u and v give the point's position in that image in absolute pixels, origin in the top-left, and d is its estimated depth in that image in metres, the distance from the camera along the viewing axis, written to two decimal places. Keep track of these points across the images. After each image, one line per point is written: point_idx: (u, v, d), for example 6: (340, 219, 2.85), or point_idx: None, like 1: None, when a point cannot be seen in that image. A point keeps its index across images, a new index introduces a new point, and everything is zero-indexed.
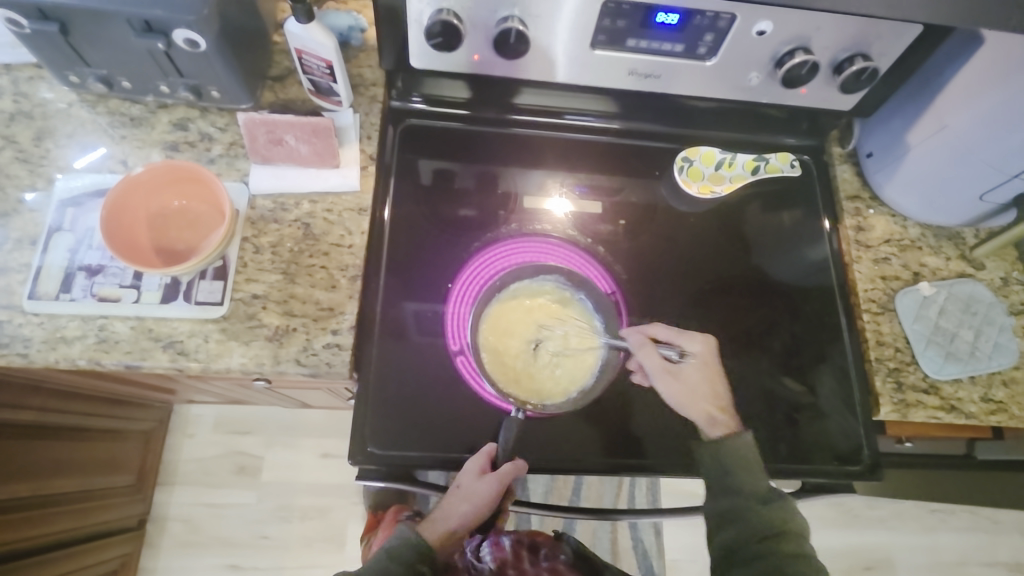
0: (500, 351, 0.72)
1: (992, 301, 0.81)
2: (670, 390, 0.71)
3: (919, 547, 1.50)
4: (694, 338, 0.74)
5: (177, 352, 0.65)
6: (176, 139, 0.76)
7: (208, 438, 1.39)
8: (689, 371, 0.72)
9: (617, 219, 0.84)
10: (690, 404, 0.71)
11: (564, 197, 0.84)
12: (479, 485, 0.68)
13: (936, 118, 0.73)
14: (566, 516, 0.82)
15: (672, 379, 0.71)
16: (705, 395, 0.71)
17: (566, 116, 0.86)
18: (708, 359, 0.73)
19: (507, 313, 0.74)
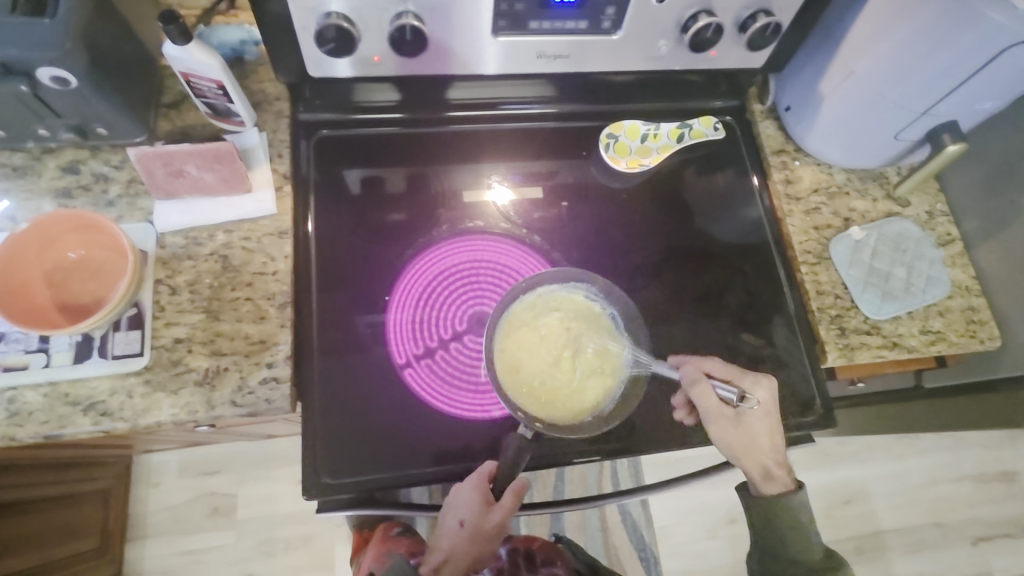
0: (516, 362, 0.69)
1: (919, 237, 0.84)
2: (724, 436, 0.67)
3: (890, 474, 1.56)
4: (762, 385, 0.68)
5: (100, 413, 0.61)
6: (68, 185, 0.70)
7: (175, 484, 1.33)
8: (755, 421, 0.68)
9: (560, 202, 0.83)
10: (744, 455, 0.68)
11: (505, 186, 0.83)
12: (482, 519, 0.66)
13: (844, 65, 0.74)
14: (552, 510, 0.80)
15: (728, 427, 0.67)
16: (766, 449, 0.68)
17: (506, 106, 0.83)
18: (772, 408, 0.68)
19: (528, 320, 0.71)
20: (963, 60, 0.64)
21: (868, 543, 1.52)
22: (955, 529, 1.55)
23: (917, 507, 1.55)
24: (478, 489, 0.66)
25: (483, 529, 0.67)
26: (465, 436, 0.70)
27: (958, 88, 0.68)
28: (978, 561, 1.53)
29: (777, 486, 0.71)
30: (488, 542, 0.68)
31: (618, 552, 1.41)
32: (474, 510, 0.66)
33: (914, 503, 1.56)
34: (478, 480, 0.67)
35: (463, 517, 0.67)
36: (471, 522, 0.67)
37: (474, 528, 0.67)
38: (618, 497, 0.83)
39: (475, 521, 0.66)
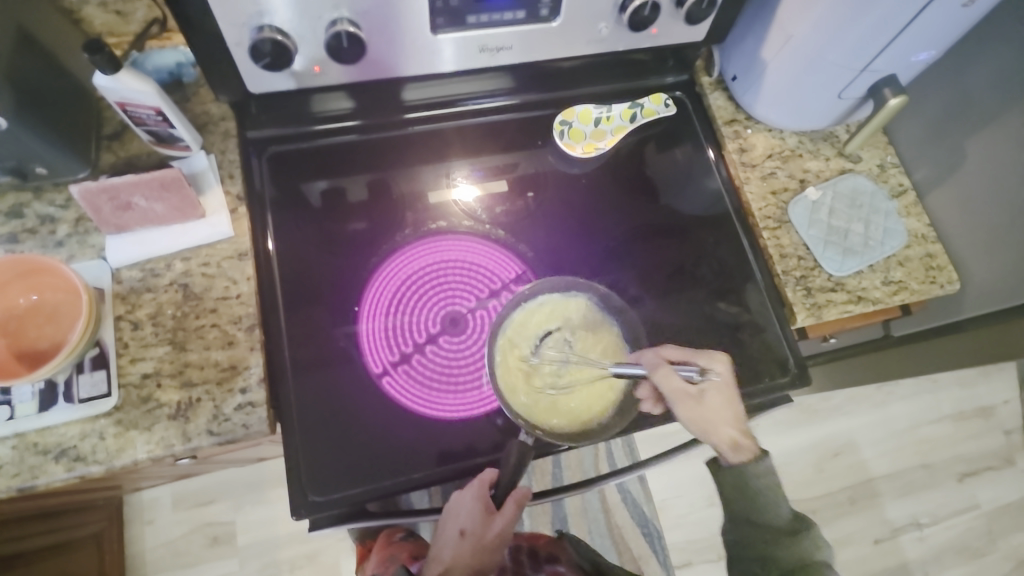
0: (516, 368, 0.71)
1: (873, 190, 0.86)
2: (687, 413, 0.66)
3: (874, 422, 1.60)
4: (716, 357, 0.68)
5: (73, 459, 0.60)
6: (14, 230, 0.68)
7: (170, 519, 1.31)
8: (710, 397, 0.67)
9: (524, 193, 0.83)
10: (708, 430, 0.67)
11: (467, 183, 0.82)
12: (483, 527, 0.67)
13: (782, 30, 0.74)
14: (553, 499, 0.81)
15: (693, 404, 0.66)
16: (728, 421, 0.67)
17: (465, 103, 0.83)
18: (729, 381, 0.68)
19: (528, 325, 0.73)
20: (893, 15, 0.66)
21: (860, 492, 1.56)
22: (942, 468, 1.60)
23: (903, 451, 1.60)
24: (477, 497, 0.67)
25: (483, 540, 0.68)
26: (450, 438, 0.70)
27: (893, 41, 0.69)
28: (966, 496, 1.59)
29: (742, 454, 0.69)
30: (488, 557, 0.68)
31: (621, 530, 1.42)
32: (475, 517, 0.67)
33: (900, 448, 1.60)
34: (478, 489, 0.68)
35: (464, 525, 0.68)
36: (472, 531, 0.68)
37: (474, 537, 0.68)
38: (615, 476, 0.82)
39: (476, 529, 0.68)
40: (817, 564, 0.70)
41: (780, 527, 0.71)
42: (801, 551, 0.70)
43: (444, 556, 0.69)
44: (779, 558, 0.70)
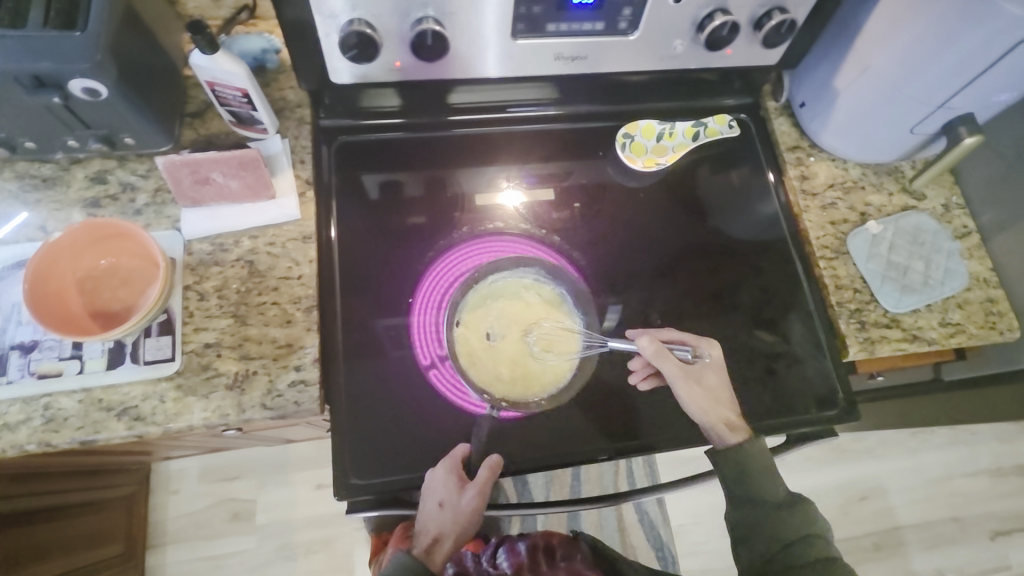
0: (476, 349, 0.73)
1: (936, 230, 0.84)
2: (687, 392, 0.70)
3: (906, 469, 1.55)
4: (712, 342, 0.74)
5: (133, 418, 0.62)
6: (96, 195, 0.71)
7: (194, 490, 1.34)
8: (708, 374, 0.72)
9: (572, 203, 0.84)
10: (708, 409, 0.70)
11: (514, 189, 0.83)
12: (460, 500, 0.67)
13: (859, 60, 0.74)
14: (570, 510, 0.78)
15: (691, 383, 0.71)
16: (725, 400, 0.71)
17: (510, 109, 0.84)
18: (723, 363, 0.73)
19: (483, 308, 0.75)
20: (979, 52, 0.64)
21: (885, 539, 1.51)
22: (974, 524, 1.54)
23: (934, 502, 1.55)
24: (450, 472, 0.68)
25: (462, 509, 0.68)
26: (491, 436, 0.71)
27: (976, 80, 0.67)
28: (997, 555, 1.52)
29: (735, 435, 0.70)
30: (471, 518, 0.69)
31: (635, 551, 1.40)
32: (451, 489, 0.67)
33: (931, 498, 1.55)
34: (450, 465, 0.68)
35: (443, 499, 0.67)
36: (451, 504, 0.67)
37: (453, 509, 0.67)
38: (637, 495, 0.81)
39: (454, 502, 0.67)
40: (814, 536, 0.68)
41: (777, 500, 0.69)
42: (794, 529, 0.68)
43: (430, 526, 0.70)
44: (774, 537, 0.68)
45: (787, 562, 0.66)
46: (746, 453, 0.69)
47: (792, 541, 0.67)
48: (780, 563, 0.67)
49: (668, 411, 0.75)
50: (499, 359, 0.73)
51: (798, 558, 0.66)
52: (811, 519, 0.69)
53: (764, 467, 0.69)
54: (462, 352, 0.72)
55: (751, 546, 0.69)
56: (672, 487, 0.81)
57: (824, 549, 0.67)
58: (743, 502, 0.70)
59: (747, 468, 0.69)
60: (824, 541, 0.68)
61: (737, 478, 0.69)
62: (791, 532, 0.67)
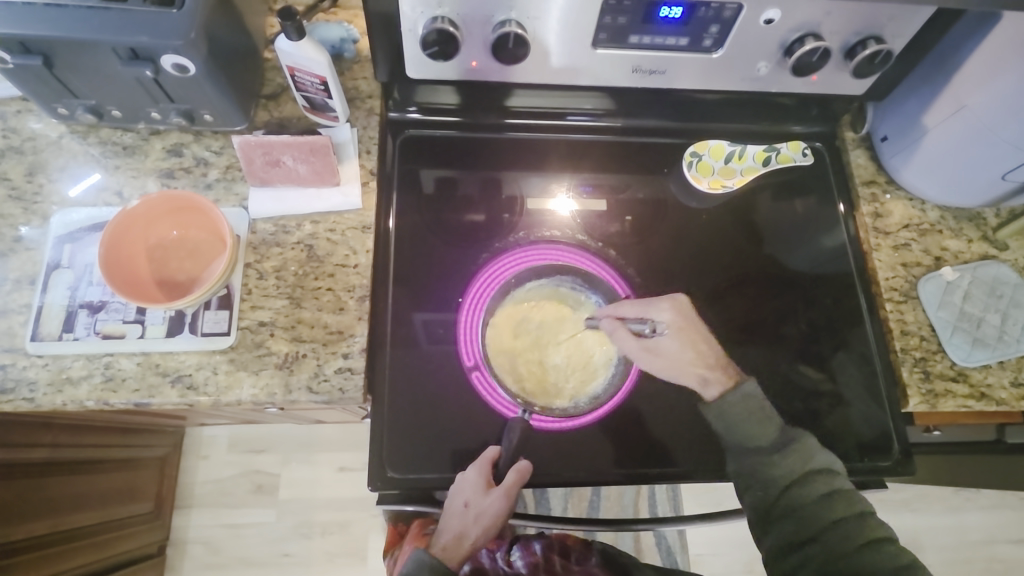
0: (509, 350, 0.73)
1: (1018, 283, 0.78)
2: (651, 367, 0.72)
3: (944, 528, 1.47)
4: (663, 306, 0.73)
5: (186, 386, 0.64)
6: (171, 166, 0.73)
7: (223, 458, 1.37)
8: (666, 343, 0.72)
9: (622, 216, 0.82)
10: (676, 374, 0.72)
11: (568, 197, 0.82)
12: (486, 502, 0.67)
13: (954, 99, 0.70)
14: (583, 529, 0.76)
15: (653, 356, 0.72)
16: (691, 360, 0.71)
17: (567, 117, 0.83)
18: (681, 323, 0.72)
19: (518, 311, 0.75)
20: None
21: None
22: None
23: (972, 564, 1.46)
24: (482, 473, 0.68)
25: (486, 511, 0.68)
26: (529, 446, 0.70)
27: None
28: None
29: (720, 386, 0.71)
30: (493, 521, 0.69)
31: None
32: (478, 490, 0.67)
33: (969, 561, 1.46)
34: (482, 466, 0.68)
35: (469, 499, 0.68)
36: (477, 505, 0.68)
37: (478, 510, 0.68)
38: (663, 523, 0.78)
39: (480, 504, 0.68)
40: (812, 474, 0.66)
41: (769, 444, 0.68)
42: (791, 468, 0.67)
43: (451, 526, 0.70)
44: (774, 480, 0.67)
45: (789, 502, 0.66)
46: (727, 406, 0.70)
47: (789, 481, 0.67)
48: (784, 507, 0.66)
49: (710, 440, 0.73)
50: (529, 361, 0.73)
51: (800, 497, 0.66)
52: (808, 456, 0.67)
53: (753, 412, 0.69)
54: (497, 354, 0.73)
55: (753, 491, 0.68)
56: (695, 521, 0.78)
57: (828, 481, 0.66)
58: (738, 450, 0.70)
59: (727, 416, 0.70)
60: (828, 474, 0.66)
61: (726, 428, 0.70)
62: (787, 471, 0.67)
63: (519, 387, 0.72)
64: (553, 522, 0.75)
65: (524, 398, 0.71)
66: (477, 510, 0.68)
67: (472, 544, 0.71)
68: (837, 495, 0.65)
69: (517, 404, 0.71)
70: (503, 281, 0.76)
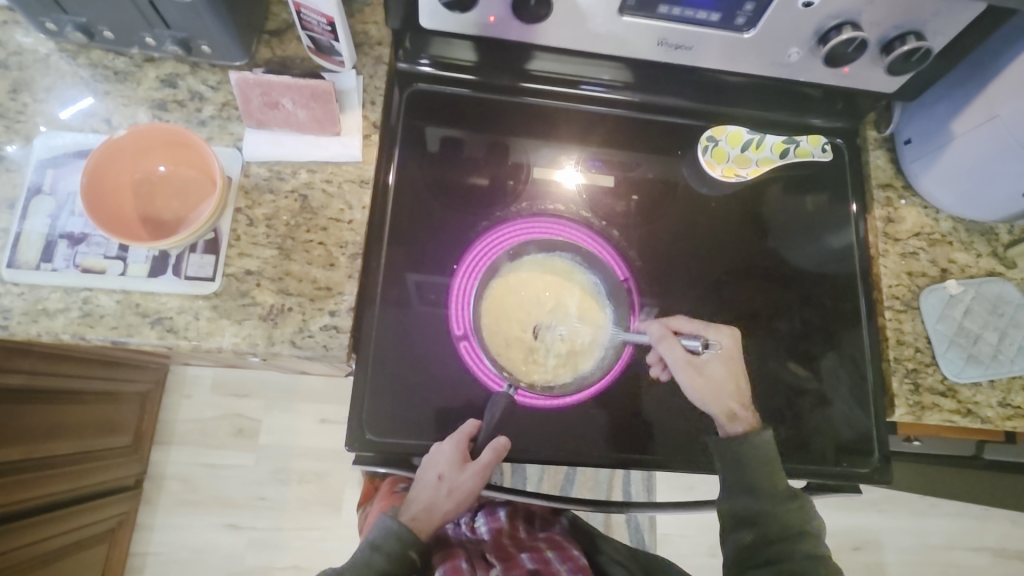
0: (501, 321, 0.71)
1: (1021, 303, 0.77)
2: (690, 383, 0.69)
3: (906, 530, 1.51)
4: (722, 331, 0.72)
5: (166, 329, 0.62)
6: (165, 97, 0.69)
7: (206, 399, 1.37)
8: (714, 365, 0.70)
9: (629, 195, 0.79)
10: (710, 399, 0.69)
11: (576, 169, 0.79)
12: (460, 478, 0.66)
13: (987, 107, 0.67)
14: (557, 506, 0.76)
15: (695, 373, 0.69)
16: (731, 392, 0.69)
17: (582, 86, 0.80)
18: (732, 354, 0.71)
19: (516, 283, 0.73)
20: None
21: None
22: None
23: (928, 566, 1.51)
24: (457, 447, 0.66)
25: (459, 487, 0.67)
26: (511, 421, 0.70)
27: None
28: None
29: (741, 425, 0.69)
30: (465, 498, 0.67)
31: None
32: (454, 465, 0.66)
33: (926, 563, 1.51)
34: (458, 440, 0.66)
35: (443, 473, 0.66)
36: (451, 480, 0.66)
37: (452, 485, 0.66)
38: (635, 508, 0.78)
39: (454, 479, 0.66)
40: (805, 534, 0.68)
41: (775, 494, 0.68)
42: (789, 523, 0.68)
43: (421, 498, 0.68)
44: (771, 530, 0.68)
45: (776, 554, 0.67)
46: (746, 446, 0.68)
47: (783, 535, 0.67)
48: (772, 554, 0.67)
49: (690, 431, 0.72)
50: (520, 334, 0.71)
51: (790, 551, 0.67)
52: (805, 515, 0.68)
53: (763, 462, 0.68)
54: (489, 324, 0.71)
55: (742, 533, 0.69)
56: (666, 508, 0.78)
57: (813, 545, 0.68)
58: (742, 493, 0.69)
59: (743, 460, 0.68)
60: (813, 536, 0.68)
61: (734, 468, 0.68)
62: (787, 526, 0.67)
63: (505, 360, 0.71)
64: (525, 496, 0.75)
65: (512, 371, 0.70)
66: (450, 485, 0.66)
67: (442, 517, 0.69)
68: (818, 559, 0.67)
69: (503, 377, 0.70)
70: (502, 251, 0.74)
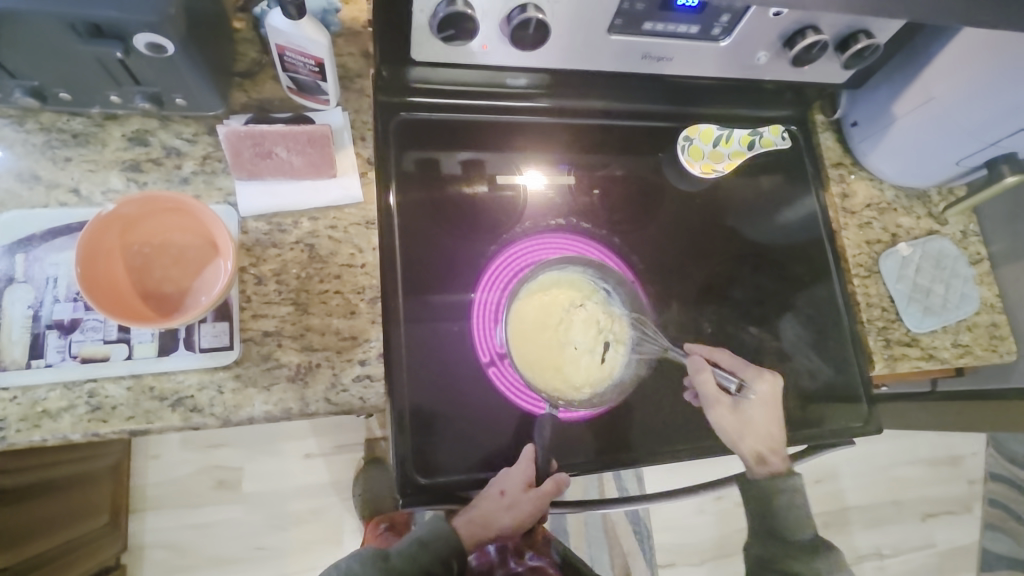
0: (535, 343, 0.72)
1: (958, 255, 0.89)
2: (723, 423, 0.76)
3: (856, 456, 1.70)
4: (761, 377, 0.78)
5: (189, 409, 0.58)
6: (136, 157, 0.63)
7: (179, 457, 1.28)
8: (754, 411, 0.77)
9: (590, 189, 0.82)
10: (743, 440, 0.76)
11: (537, 170, 0.81)
12: (524, 498, 0.68)
13: (923, 90, 0.76)
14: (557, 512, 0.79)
15: (727, 413, 0.76)
16: (763, 437, 0.77)
17: (526, 98, 0.80)
18: (770, 399, 0.78)
19: (545, 301, 0.74)
20: None
21: (834, 518, 1.66)
22: (909, 506, 1.72)
23: (878, 486, 1.70)
24: (525, 470, 0.68)
25: (519, 507, 0.69)
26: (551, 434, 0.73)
27: None
28: (925, 535, 1.71)
29: (765, 466, 0.77)
30: (518, 518, 0.70)
31: (616, 525, 1.47)
32: (519, 485, 0.68)
33: (876, 483, 1.70)
34: (525, 464, 0.69)
35: (506, 489, 0.68)
36: (513, 497, 0.68)
37: (512, 502, 0.69)
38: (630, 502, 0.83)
39: (516, 497, 0.68)
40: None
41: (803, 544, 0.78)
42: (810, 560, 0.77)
43: (480, 510, 0.69)
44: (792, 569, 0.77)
45: None
46: (770, 485, 0.77)
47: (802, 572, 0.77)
48: None
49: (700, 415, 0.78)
50: (554, 354, 0.72)
51: None
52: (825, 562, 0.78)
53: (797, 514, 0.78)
54: (523, 349, 0.72)
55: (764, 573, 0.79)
56: (666, 497, 0.83)
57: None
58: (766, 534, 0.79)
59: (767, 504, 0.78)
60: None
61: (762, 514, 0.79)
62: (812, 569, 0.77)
63: (542, 380, 0.72)
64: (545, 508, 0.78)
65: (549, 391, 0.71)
66: (511, 501, 0.68)
67: (493, 530, 0.70)
68: None
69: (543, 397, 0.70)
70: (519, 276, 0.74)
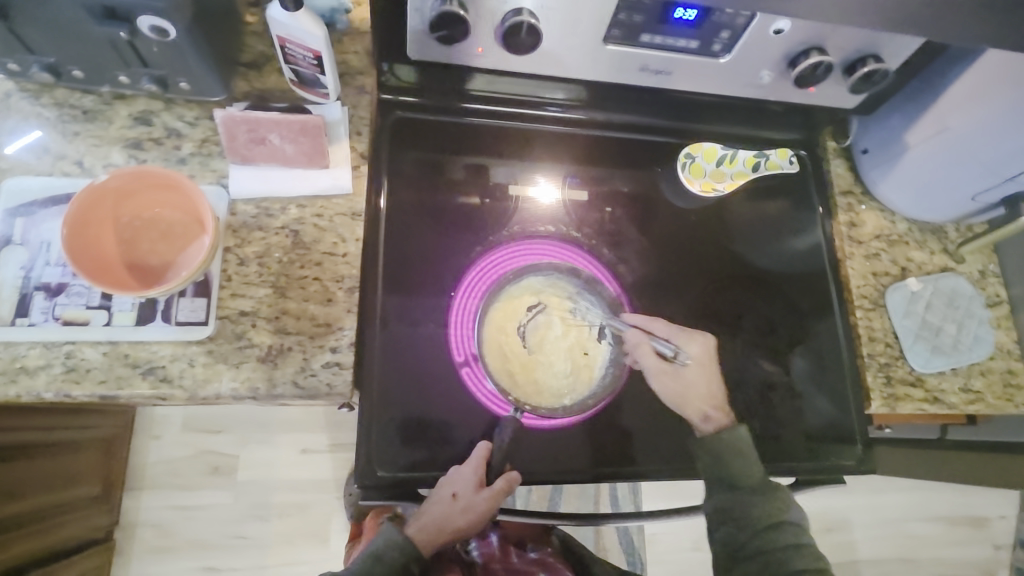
0: (504, 345, 0.72)
1: (972, 295, 0.84)
2: (664, 389, 0.73)
3: (869, 507, 1.60)
4: (694, 339, 0.74)
5: (159, 379, 0.59)
6: (139, 136, 0.66)
7: (175, 438, 1.31)
8: (691, 373, 0.73)
9: (602, 207, 0.82)
10: (684, 404, 0.73)
11: (552, 184, 0.81)
12: (476, 498, 0.67)
13: (937, 119, 0.73)
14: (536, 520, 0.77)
15: (668, 378, 0.73)
16: (701, 397, 0.73)
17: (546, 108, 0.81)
18: (705, 360, 0.74)
19: (518, 304, 0.74)
20: None
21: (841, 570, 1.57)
22: (924, 566, 1.61)
23: (891, 541, 1.60)
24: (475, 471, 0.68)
25: (472, 508, 0.68)
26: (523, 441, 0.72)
27: None
28: None
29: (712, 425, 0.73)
30: (474, 520, 0.68)
31: (606, 552, 1.42)
32: (471, 486, 0.67)
33: (889, 537, 1.61)
34: (476, 463, 0.68)
35: (458, 491, 0.67)
36: (465, 499, 0.67)
37: (465, 504, 0.67)
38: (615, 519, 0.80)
39: (469, 498, 0.67)
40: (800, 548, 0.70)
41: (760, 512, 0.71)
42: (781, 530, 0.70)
43: (434, 514, 0.68)
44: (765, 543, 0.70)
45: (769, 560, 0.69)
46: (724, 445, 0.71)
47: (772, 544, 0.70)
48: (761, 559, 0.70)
49: (682, 436, 0.75)
50: (523, 358, 0.72)
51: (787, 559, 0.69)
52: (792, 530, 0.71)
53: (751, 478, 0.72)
54: (491, 350, 0.71)
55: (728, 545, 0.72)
56: (655, 515, 0.79)
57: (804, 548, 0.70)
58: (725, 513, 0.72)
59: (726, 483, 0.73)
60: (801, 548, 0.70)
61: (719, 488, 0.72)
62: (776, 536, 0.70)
63: (508, 384, 0.71)
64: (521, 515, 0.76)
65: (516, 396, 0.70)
66: (464, 505, 0.67)
67: (450, 535, 0.69)
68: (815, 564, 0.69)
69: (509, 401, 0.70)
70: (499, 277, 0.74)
